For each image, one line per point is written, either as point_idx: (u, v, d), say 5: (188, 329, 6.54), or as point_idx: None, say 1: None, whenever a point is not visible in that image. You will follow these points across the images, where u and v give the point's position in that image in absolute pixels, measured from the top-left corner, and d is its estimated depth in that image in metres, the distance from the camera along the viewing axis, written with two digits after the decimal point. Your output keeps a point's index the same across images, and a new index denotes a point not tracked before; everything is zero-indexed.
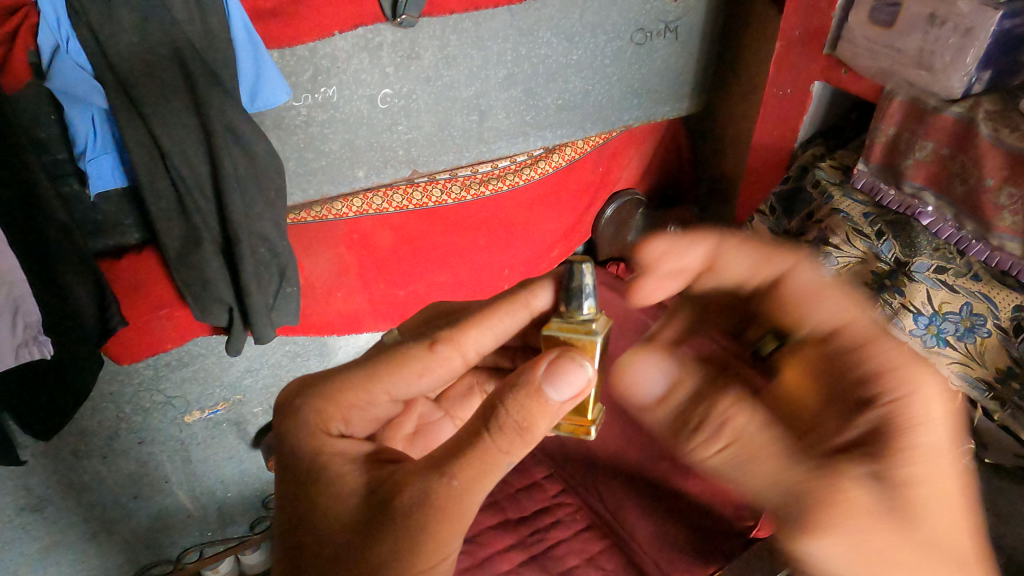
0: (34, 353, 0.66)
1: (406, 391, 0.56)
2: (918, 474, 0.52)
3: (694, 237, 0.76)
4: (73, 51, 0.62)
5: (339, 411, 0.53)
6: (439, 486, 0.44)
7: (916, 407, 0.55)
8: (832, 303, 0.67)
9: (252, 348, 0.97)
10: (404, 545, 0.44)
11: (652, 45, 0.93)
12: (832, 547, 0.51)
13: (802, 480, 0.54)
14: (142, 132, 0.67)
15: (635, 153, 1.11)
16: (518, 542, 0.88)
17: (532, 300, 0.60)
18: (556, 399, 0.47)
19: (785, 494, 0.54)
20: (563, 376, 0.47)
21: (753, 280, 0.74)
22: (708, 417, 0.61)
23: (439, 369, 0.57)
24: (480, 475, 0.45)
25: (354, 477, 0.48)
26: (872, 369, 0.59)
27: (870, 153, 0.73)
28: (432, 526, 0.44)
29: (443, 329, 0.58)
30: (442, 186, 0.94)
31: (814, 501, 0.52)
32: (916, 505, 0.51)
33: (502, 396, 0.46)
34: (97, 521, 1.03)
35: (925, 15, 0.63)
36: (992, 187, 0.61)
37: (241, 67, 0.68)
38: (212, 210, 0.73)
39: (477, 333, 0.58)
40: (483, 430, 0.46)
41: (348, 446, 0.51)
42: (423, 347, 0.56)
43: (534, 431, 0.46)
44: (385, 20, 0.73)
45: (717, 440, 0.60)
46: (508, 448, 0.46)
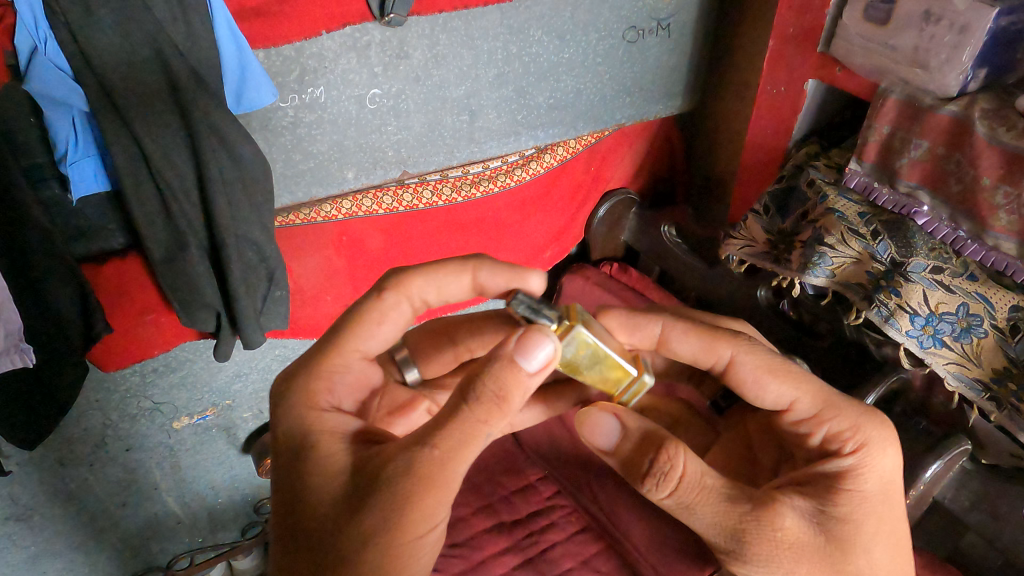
0: (16, 362, 0.64)
1: (373, 344, 0.57)
2: (854, 514, 0.52)
3: (636, 322, 0.64)
4: (51, 52, 0.60)
5: (323, 383, 0.53)
6: (421, 458, 0.44)
7: (865, 470, 0.53)
8: (760, 391, 0.59)
9: (241, 353, 0.96)
10: (392, 515, 0.43)
11: (644, 42, 0.91)
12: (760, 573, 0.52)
13: (741, 518, 0.51)
14: (125, 135, 0.65)
15: (627, 152, 1.10)
16: (510, 546, 0.87)
17: (481, 269, 0.61)
18: (529, 372, 0.45)
19: (723, 531, 0.52)
20: (533, 346, 0.45)
21: (701, 365, 0.62)
22: (661, 462, 0.52)
23: (393, 315, 0.58)
24: (462, 445, 0.44)
25: (344, 454, 0.47)
26: (833, 423, 0.56)
27: (863, 152, 0.72)
28: (419, 497, 0.43)
29: (392, 277, 0.59)
30: (433, 187, 0.92)
31: (745, 543, 0.51)
32: (846, 543, 0.51)
33: (478, 369, 0.45)
34: (86, 529, 1.02)
35: (920, 13, 0.62)
36: (987, 185, 0.60)
37: (226, 68, 0.67)
38: (198, 214, 0.72)
39: (422, 280, 0.59)
40: (460, 402, 0.45)
41: (336, 422, 0.50)
42: (372, 295, 0.57)
43: (512, 401, 0.45)
44: (372, 19, 0.71)
45: (665, 488, 0.52)
46: (486, 419, 0.45)
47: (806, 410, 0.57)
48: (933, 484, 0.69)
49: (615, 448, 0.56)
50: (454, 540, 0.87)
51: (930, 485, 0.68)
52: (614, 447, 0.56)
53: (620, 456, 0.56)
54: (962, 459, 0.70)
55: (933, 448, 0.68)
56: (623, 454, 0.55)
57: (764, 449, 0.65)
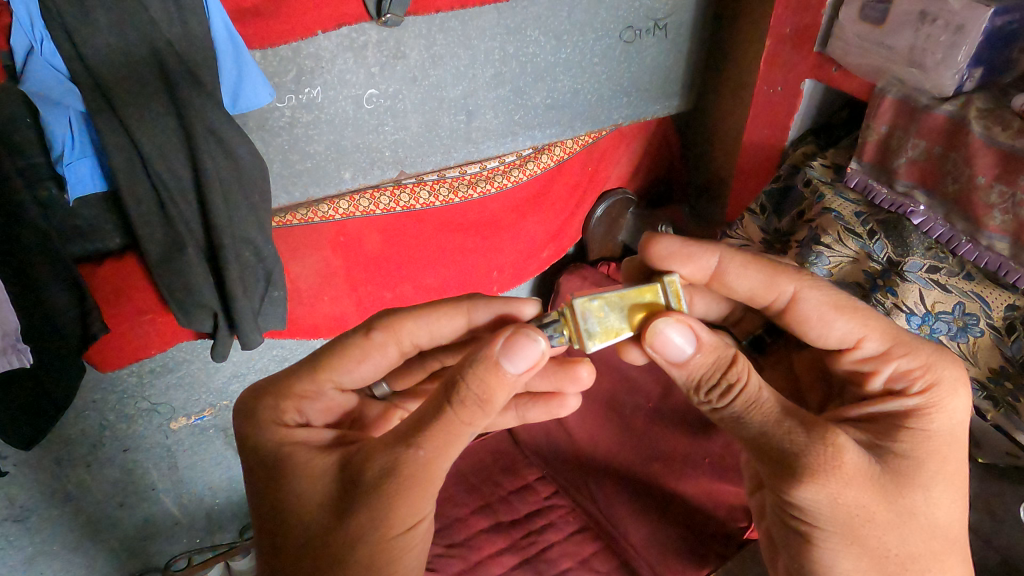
0: (13, 362, 0.64)
1: (350, 380, 0.58)
2: (917, 453, 0.51)
3: (692, 252, 0.60)
4: (47, 52, 0.60)
5: (291, 401, 0.54)
6: (407, 458, 0.44)
7: (934, 410, 0.52)
8: (822, 329, 0.57)
9: (239, 354, 0.96)
10: (376, 515, 0.44)
11: (641, 42, 0.91)
12: (811, 501, 0.48)
13: (794, 432, 0.49)
14: (120, 135, 0.65)
15: (625, 152, 1.10)
16: (508, 546, 0.87)
17: (475, 311, 0.63)
18: (513, 373, 0.46)
19: (767, 446, 0.50)
20: (518, 350, 0.45)
21: (756, 302, 0.60)
22: (729, 374, 0.52)
23: (376, 355, 0.59)
24: (445, 445, 0.45)
25: (321, 461, 0.48)
26: (903, 361, 0.54)
27: (862, 151, 0.73)
28: (403, 495, 0.44)
29: (382, 317, 0.60)
30: (430, 187, 0.92)
31: (799, 458, 0.48)
32: (902, 481, 0.49)
33: (459, 371, 0.46)
34: (83, 530, 1.02)
35: (916, 13, 0.62)
36: (982, 185, 0.60)
37: (223, 69, 0.67)
38: (194, 214, 0.72)
39: (413, 324, 0.61)
40: (444, 403, 0.45)
41: (308, 434, 0.51)
42: (360, 333, 0.58)
43: (495, 402, 0.46)
44: (369, 20, 0.71)
45: (727, 400, 0.52)
46: (469, 420, 0.45)
47: (874, 347, 0.56)
48: None
49: (682, 363, 0.53)
50: (452, 540, 0.88)
51: None
52: (684, 361, 0.53)
53: (687, 373, 0.54)
54: None
55: None
56: (691, 370, 0.53)
57: (810, 390, 0.66)
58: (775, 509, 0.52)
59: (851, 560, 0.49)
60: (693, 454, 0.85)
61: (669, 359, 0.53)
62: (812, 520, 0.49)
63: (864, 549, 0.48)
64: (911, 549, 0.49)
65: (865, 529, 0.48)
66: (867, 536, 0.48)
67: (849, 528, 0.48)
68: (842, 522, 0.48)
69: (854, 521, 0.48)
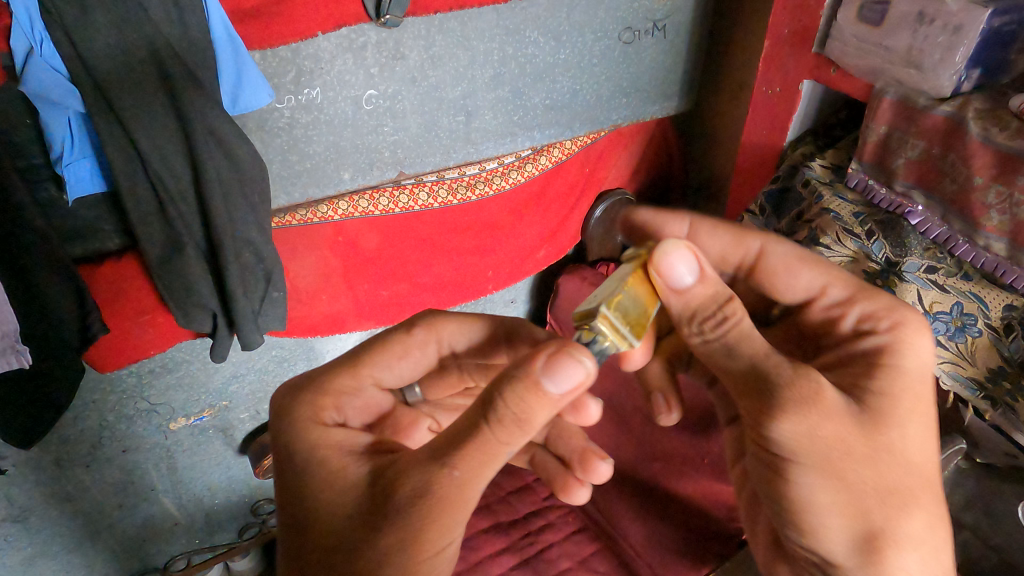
0: (13, 363, 0.64)
1: (388, 376, 0.59)
2: (892, 389, 0.50)
3: (663, 221, 0.66)
4: (47, 54, 0.60)
5: (330, 399, 0.53)
6: (441, 480, 0.41)
7: (903, 346, 0.52)
8: (783, 280, 0.60)
9: (238, 354, 0.96)
10: (406, 536, 0.41)
11: (640, 43, 0.92)
12: (788, 431, 0.47)
13: (781, 366, 0.48)
14: (120, 136, 0.65)
15: (623, 153, 1.10)
16: (509, 546, 0.87)
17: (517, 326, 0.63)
18: (555, 396, 0.41)
19: (752, 376, 0.48)
20: (561, 369, 0.41)
21: (728, 263, 0.64)
22: (724, 308, 0.51)
23: (416, 352, 0.60)
24: (479, 466, 0.42)
25: (353, 469, 0.46)
26: (867, 304, 0.55)
27: (862, 152, 0.73)
28: (433, 518, 0.41)
29: (426, 317, 0.62)
30: (429, 188, 0.92)
31: (779, 388, 0.47)
32: (881, 420, 0.48)
33: (496, 387, 0.42)
34: (83, 530, 1.02)
35: (914, 14, 0.62)
36: (980, 185, 0.61)
37: (222, 69, 0.67)
38: (194, 215, 0.72)
39: (454, 326, 0.62)
40: (480, 421, 0.42)
41: (344, 438, 0.49)
42: (403, 328, 0.60)
43: (534, 424, 0.42)
44: (369, 21, 0.71)
45: (717, 330, 0.50)
46: (507, 441, 0.42)
47: (838, 294, 0.58)
48: None
49: (682, 293, 0.51)
50: None
51: None
52: (684, 289, 0.51)
53: (684, 302, 0.51)
54: (955, 458, 0.70)
55: None
56: (688, 300, 0.51)
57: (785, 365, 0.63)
58: (755, 447, 0.51)
59: (830, 494, 0.48)
60: (693, 454, 0.86)
61: (673, 286, 0.51)
62: (788, 452, 0.48)
63: (843, 484, 0.48)
64: (891, 487, 0.48)
65: (843, 462, 0.47)
66: (845, 470, 0.47)
67: (827, 462, 0.47)
68: (819, 454, 0.47)
69: (833, 453, 0.47)
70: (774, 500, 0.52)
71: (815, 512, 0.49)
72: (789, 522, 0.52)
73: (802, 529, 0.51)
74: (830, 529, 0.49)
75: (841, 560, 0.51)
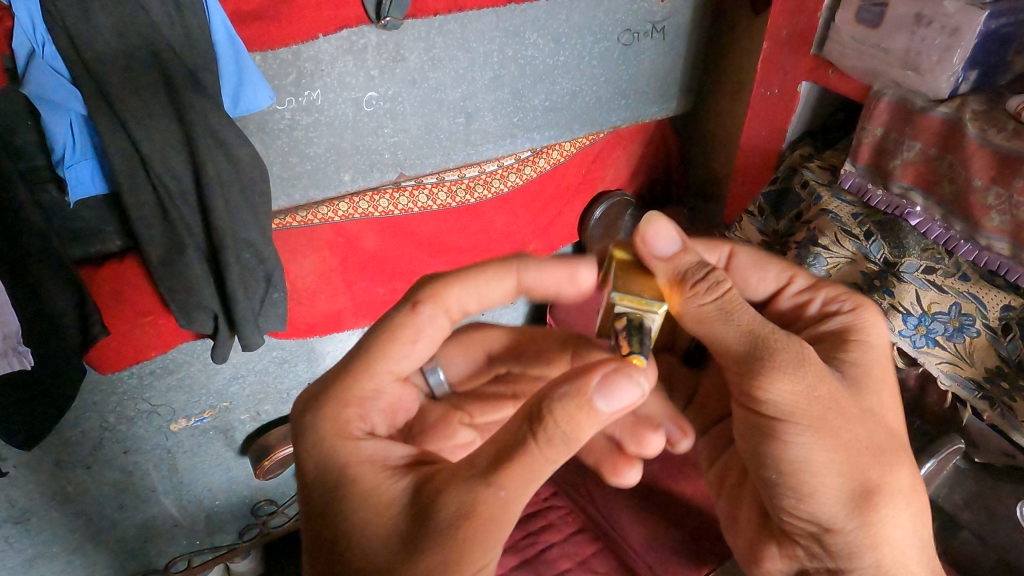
0: (15, 364, 0.64)
1: (403, 365, 0.50)
2: (865, 359, 0.53)
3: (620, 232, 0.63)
4: (48, 55, 0.61)
5: (352, 409, 0.46)
6: (486, 499, 0.38)
7: (867, 324, 0.55)
8: (746, 279, 0.62)
9: (238, 355, 0.96)
10: (450, 557, 0.37)
11: (639, 45, 0.92)
12: (783, 391, 0.48)
13: (775, 331, 0.49)
14: (122, 138, 0.65)
15: (622, 154, 1.10)
16: (509, 546, 0.87)
17: (527, 272, 0.55)
18: (604, 415, 0.40)
19: (749, 338, 0.48)
20: (618, 386, 0.39)
21: None
22: (714, 274, 0.49)
23: (428, 332, 0.50)
24: (527, 484, 0.39)
25: (388, 487, 0.42)
26: (828, 290, 0.58)
27: (858, 153, 0.73)
28: (478, 541, 0.38)
29: (425, 286, 0.52)
30: (429, 190, 0.93)
31: (774, 349, 0.48)
32: (862, 383, 0.51)
33: (546, 399, 0.40)
34: (84, 531, 1.02)
35: (911, 16, 0.63)
36: (979, 186, 0.61)
37: (223, 70, 0.67)
38: (196, 217, 0.73)
39: (460, 291, 0.52)
40: (529, 435, 0.40)
41: (376, 451, 0.44)
42: (404, 307, 0.50)
43: (581, 441, 0.40)
44: (369, 23, 0.71)
45: (715, 292, 0.49)
46: (554, 458, 0.40)
47: (804, 282, 0.60)
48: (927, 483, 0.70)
49: (671, 258, 0.49)
50: None
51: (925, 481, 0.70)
52: (672, 255, 0.49)
53: (674, 267, 0.49)
54: (955, 458, 0.71)
55: (928, 447, 0.70)
56: (675, 265, 0.49)
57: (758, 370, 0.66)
58: (745, 413, 0.52)
59: (826, 454, 0.49)
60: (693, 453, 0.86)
61: (657, 256, 0.50)
62: (783, 414, 0.49)
63: (839, 442, 0.49)
64: (879, 444, 0.50)
65: (838, 421, 0.48)
66: (839, 429, 0.49)
67: (824, 420, 0.48)
68: (815, 412, 0.48)
69: (828, 413, 0.48)
70: (767, 468, 0.53)
71: (814, 475, 0.50)
72: (784, 489, 0.53)
73: (799, 496, 0.52)
74: (824, 490, 0.50)
75: (838, 524, 0.51)
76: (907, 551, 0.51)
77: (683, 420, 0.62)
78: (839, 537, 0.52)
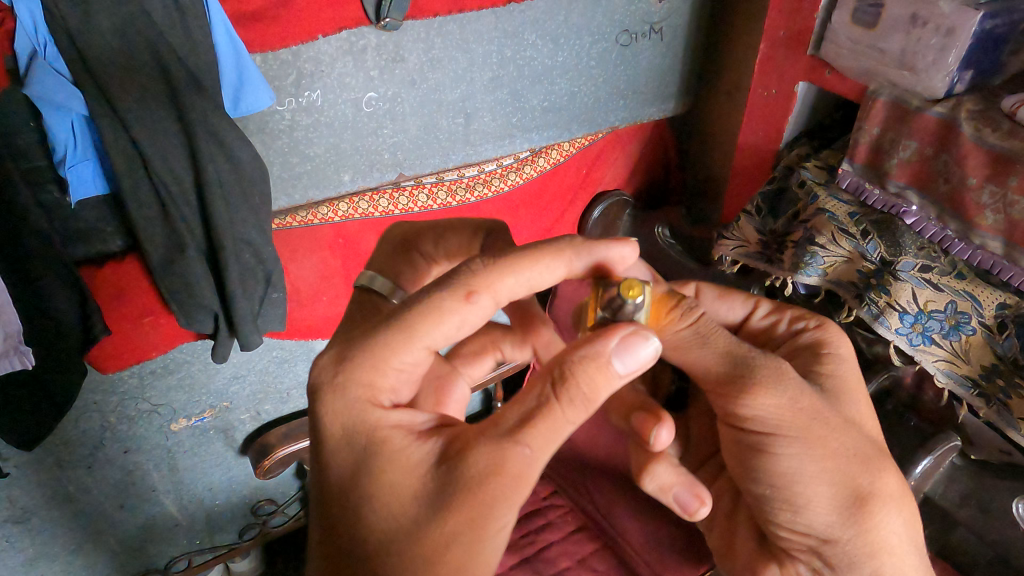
0: (15, 364, 0.65)
1: (440, 346, 0.48)
2: (844, 373, 0.54)
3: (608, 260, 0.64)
4: (50, 57, 0.61)
5: (386, 378, 0.46)
6: (513, 456, 0.41)
7: (834, 338, 0.57)
8: (714, 309, 0.64)
9: (239, 355, 0.97)
10: (473, 518, 0.40)
11: (638, 46, 0.93)
12: (767, 406, 0.49)
13: (755, 351, 0.52)
14: (123, 138, 0.66)
15: (621, 153, 1.11)
16: (508, 545, 0.87)
17: (580, 259, 0.53)
18: (617, 377, 0.44)
19: (731, 360, 0.51)
20: (633, 348, 0.44)
21: None
22: (687, 302, 0.56)
23: (475, 319, 0.48)
24: (549, 442, 0.42)
25: (416, 451, 0.43)
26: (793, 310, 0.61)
27: (855, 153, 0.73)
28: (502, 493, 0.40)
29: (475, 272, 0.48)
30: (428, 190, 0.94)
31: (754, 367, 0.50)
32: (845, 394, 0.53)
33: (568, 361, 0.43)
34: (84, 531, 1.02)
35: (907, 17, 0.63)
36: (973, 185, 0.61)
37: (224, 71, 0.68)
38: (196, 217, 0.73)
39: (515, 278, 0.49)
40: (551, 395, 0.43)
41: (404, 416, 0.45)
42: (457, 295, 0.47)
43: (599, 401, 0.44)
44: (369, 24, 0.72)
45: (690, 317, 0.54)
46: (573, 418, 0.43)
47: (769, 307, 0.63)
48: (924, 479, 0.71)
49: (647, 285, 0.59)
50: None
51: (922, 478, 0.70)
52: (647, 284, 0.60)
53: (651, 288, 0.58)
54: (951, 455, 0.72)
55: (924, 444, 0.70)
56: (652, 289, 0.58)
57: None
58: (734, 432, 0.53)
59: (815, 465, 0.50)
60: None
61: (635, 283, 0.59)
62: (770, 428, 0.50)
63: (827, 452, 0.50)
64: (867, 453, 0.51)
65: (824, 432, 0.50)
66: (827, 438, 0.50)
67: (810, 432, 0.50)
68: (800, 424, 0.50)
69: (810, 422, 0.50)
70: (758, 482, 0.53)
71: (806, 484, 0.50)
72: (777, 501, 0.53)
73: (794, 509, 0.52)
74: (815, 500, 0.51)
75: (836, 535, 0.51)
76: (906, 557, 0.50)
77: (699, 486, 0.57)
78: (838, 547, 0.51)
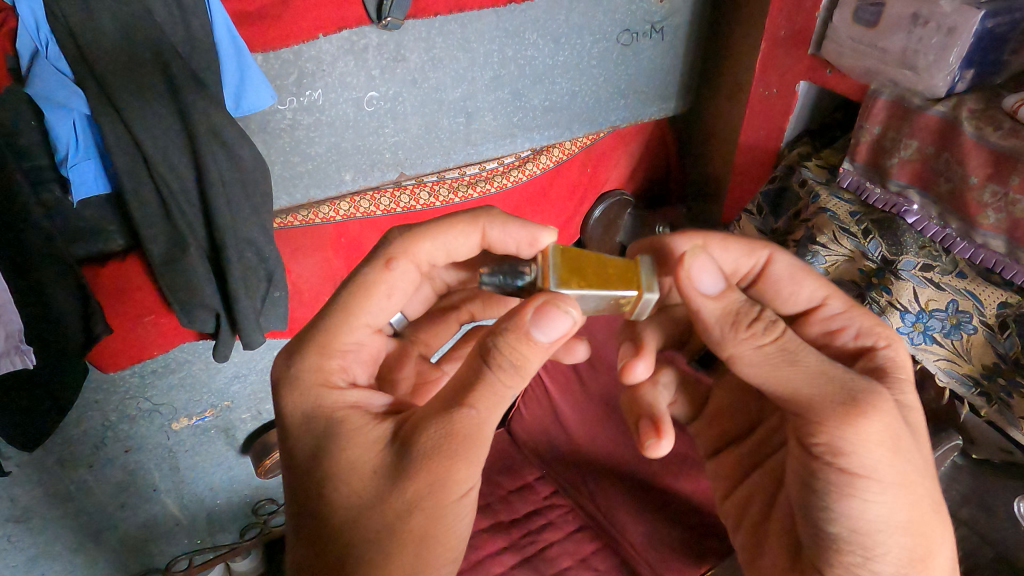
0: (15, 363, 0.64)
1: (380, 318, 0.52)
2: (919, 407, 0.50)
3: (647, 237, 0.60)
4: (52, 56, 0.62)
5: (334, 360, 0.48)
6: (459, 419, 0.41)
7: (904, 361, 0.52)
8: (783, 289, 0.58)
9: (240, 354, 0.97)
10: (432, 480, 0.40)
11: (638, 45, 0.93)
12: (873, 440, 0.42)
13: (852, 376, 0.45)
14: (124, 136, 0.66)
15: (622, 153, 1.11)
16: (509, 545, 0.87)
17: (492, 227, 0.56)
18: (545, 343, 0.42)
19: (827, 385, 0.44)
20: (549, 315, 0.42)
21: (733, 275, 0.60)
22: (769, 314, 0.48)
23: (400, 286, 0.53)
24: (495, 405, 0.42)
25: (373, 430, 0.43)
26: (864, 320, 0.54)
27: (856, 152, 0.74)
28: (457, 455, 0.40)
29: (392, 244, 0.54)
30: (430, 188, 0.94)
31: (860, 393, 0.43)
32: (923, 433, 0.48)
33: (492, 334, 0.42)
34: (85, 530, 1.02)
35: (908, 16, 0.63)
36: (975, 184, 0.61)
37: (226, 71, 0.68)
38: (197, 215, 0.73)
39: (429, 244, 0.55)
40: (482, 365, 0.42)
41: (359, 397, 0.46)
42: (377, 265, 0.52)
43: (531, 368, 0.43)
44: (369, 23, 0.72)
45: (775, 332, 0.46)
46: (509, 383, 0.42)
47: (839, 305, 0.56)
48: None
49: (717, 296, 0.48)
50: None
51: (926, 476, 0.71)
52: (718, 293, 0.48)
53: (721, 305, 0.48)
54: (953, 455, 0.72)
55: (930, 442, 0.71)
56: (726, 304, 0.48)
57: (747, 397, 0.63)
58: (815, 464, 0.45)
59: (902, 511, 0.44)
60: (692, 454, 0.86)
61: (702, 293, 0.48)
62: (866, 464, 0.43)
63: (912, 497, 0.44)
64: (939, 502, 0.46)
65: (914, 475, 0.44)
66: (915, 482, 0.44)
67: (905, 475, 0.44)
68: (897, 462, 0.43)
69: (905, 466, 0.44)
70: (830, 520, 0.45)
71: (890, 532, 0.44)
72: (847, 546, 0.45)
73: (865, 555, 0.45)
74: (893, 551, 0.45)
75: None
76: None
77: (665, 424, 0.55)
78: None
